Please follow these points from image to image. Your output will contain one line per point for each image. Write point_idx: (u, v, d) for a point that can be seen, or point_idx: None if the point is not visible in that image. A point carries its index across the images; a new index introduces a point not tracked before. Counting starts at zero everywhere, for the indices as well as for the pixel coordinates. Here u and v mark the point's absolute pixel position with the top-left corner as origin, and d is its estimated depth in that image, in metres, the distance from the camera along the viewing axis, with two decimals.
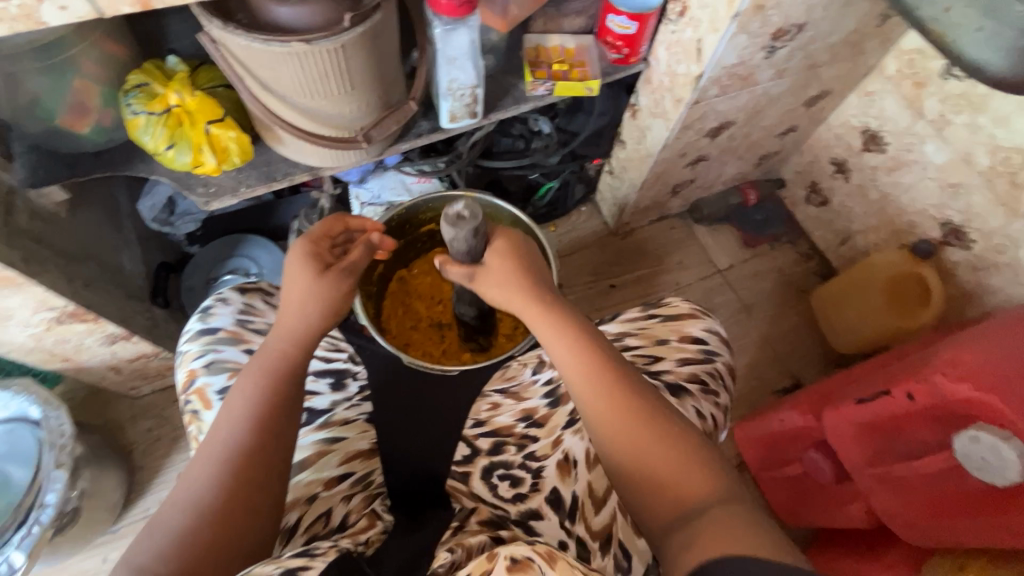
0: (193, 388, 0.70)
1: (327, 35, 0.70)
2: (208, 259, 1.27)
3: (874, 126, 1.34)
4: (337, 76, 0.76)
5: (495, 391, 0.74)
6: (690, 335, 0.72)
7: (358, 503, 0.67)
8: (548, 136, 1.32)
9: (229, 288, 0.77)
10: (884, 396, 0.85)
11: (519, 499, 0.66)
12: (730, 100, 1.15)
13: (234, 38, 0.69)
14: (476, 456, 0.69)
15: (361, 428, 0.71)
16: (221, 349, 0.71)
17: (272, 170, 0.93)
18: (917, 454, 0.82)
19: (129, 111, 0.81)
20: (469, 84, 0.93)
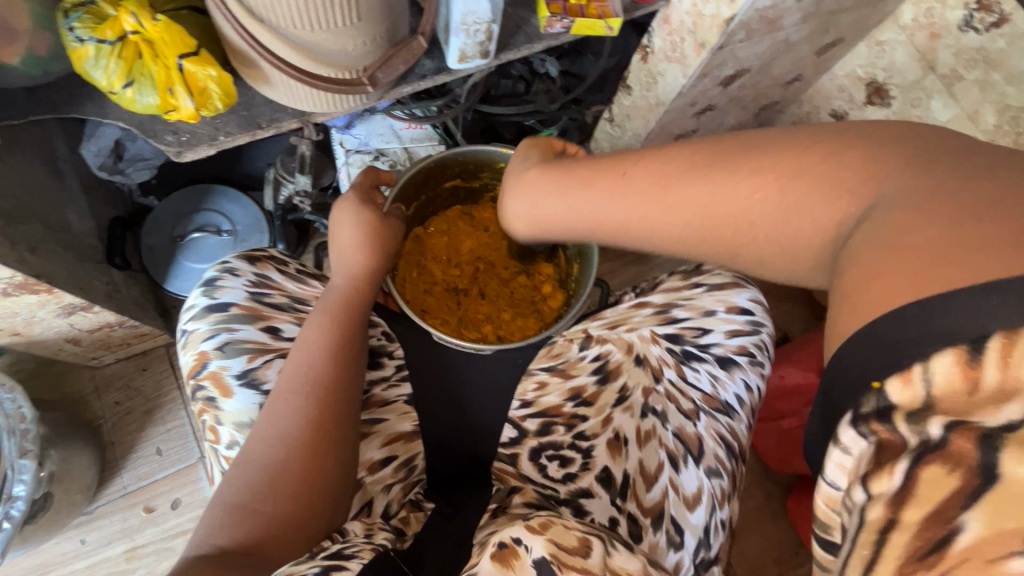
0: (204, 373, 0.61)
1: None
2: (172, 213, 1.12)
3: (881, 79, 1.31)
4: (342, 4, 0.63)
5: (541, 368, 0.73)
6: (736, 306, 0.71)
7: (398, 493, 0.67)
8: (551, 80, 1.21)
9: (236, 257, 0.67)
10: None
11: (570, 479, 0.68)
12: (752, 47, 1.08)
13: None
14: (523, 437, 0.70)
15: (401, 410, 0.69)
16: (236, 328, 0.62)
17: (254, 115, 0.79)
18: None
19: (71, 38, 0.66)
20: (485, 19, 0.81)
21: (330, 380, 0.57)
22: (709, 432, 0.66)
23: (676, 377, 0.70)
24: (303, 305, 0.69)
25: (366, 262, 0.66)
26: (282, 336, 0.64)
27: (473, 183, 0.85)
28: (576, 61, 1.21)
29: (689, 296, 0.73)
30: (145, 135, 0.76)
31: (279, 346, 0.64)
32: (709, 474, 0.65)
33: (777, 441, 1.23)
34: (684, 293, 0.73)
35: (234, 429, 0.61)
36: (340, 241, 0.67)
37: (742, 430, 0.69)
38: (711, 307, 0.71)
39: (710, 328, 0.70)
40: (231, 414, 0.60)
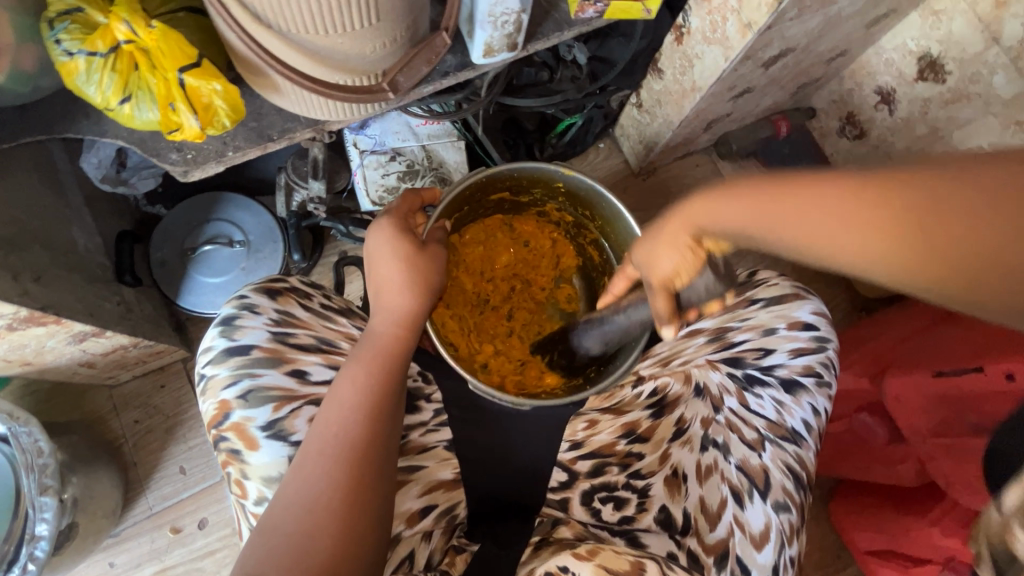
0: (227, 425, 0.56)
1: None
2: (181, 224, 1.06)
3: (936, 52, 1.20)
4: (361, 5, 0.56)
5: (595, 408, 0.69)
6: (800, 321, 0.66)
7: (439, 539, 0.63)
8: (578, 68, 1.13)
9: (255, 291, 0.62)
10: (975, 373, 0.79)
11: (626, 522, 0.64)
12: (801, 24, 0.98)
13: None
14: (574, 480, 0.66)
15: (442, 457, 0.64)
16: (260, 373, 0.57)
17: (263, 126, 0.72)
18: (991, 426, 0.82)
19: (59, 52, 0.59)
20: (515, 10, 0.72)
21: (367, 441, 0.52)
22: (776, 463, 0.60)
23: (737, 406, 0.64)
24: (330, 345, 0.64)
25: (406, 307, 0.60)
26: (310, 380, 0.60)
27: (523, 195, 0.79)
28: (604, 43, 1.12)
29: (749, 316, 0.67)
30: (146, 153, 0.69)
31: (306, 392, 0.59)
32: (778, 508, 0.58)
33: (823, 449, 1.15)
34: (743, 314, 0.68)
35: (262, 484, 0.56)
36: (384, 285, 0.60)
37: (811, 457, 0.62)
38: (772, 325, 0.66)
39: (773, 348, 0.65)
40: (259, 468, 0.56)
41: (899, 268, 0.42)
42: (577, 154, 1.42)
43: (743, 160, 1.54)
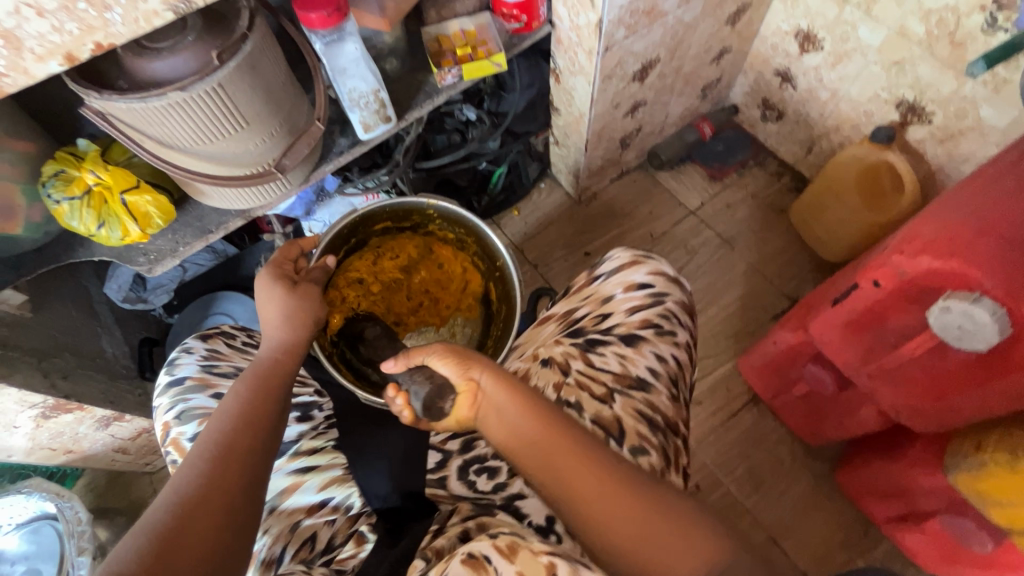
0: (168, 440, 0.71)
1: (199, 77, 0.71)
2: (187, 323, 1.30)
3: (806, 26, 1.29)
4: (227, 116, 0.77)
5: None
6: (634, 282, 0.77)
7: (343, 524, 0.69)
8: (478, 121, 1.31)
9: (192, 338, 0.79)
10: (854, 289, 0.81)
11: (500, 487, 0.70)
12: (643, 38, 1.13)
13: (114, 103, 0.70)
14: (449, 458, 0.73)
15: (331, 454, 0.74)
16: (189, 398, 0.72)
17: (205, 223, 0.95)
18: (904, 340, 0.79)
19: (51, 201, 0.84)
20: (371, 90, 0.93)
21: (241, 440, 0.61)
22: (625, 411, 0.67)
23: (584, 367, 0.71)
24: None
25: (288, 339, 0.72)
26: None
27: (404, 224, 0.94)
28: (500, 100, 1.31)
29: (589, 291, 0.80)
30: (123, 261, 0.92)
31: None
32: (635, 451, 0.64)
33: (803, 413, 1.15)
34: (586, 291, 0.80)
35: None
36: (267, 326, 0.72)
37: (665, 402, 0.69)
38: (609, 294, 0.78)
39: (610, 312, 0.76)
40: None
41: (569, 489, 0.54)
42: (520, 197, 1.58)
43: (679, 166, 1.62)
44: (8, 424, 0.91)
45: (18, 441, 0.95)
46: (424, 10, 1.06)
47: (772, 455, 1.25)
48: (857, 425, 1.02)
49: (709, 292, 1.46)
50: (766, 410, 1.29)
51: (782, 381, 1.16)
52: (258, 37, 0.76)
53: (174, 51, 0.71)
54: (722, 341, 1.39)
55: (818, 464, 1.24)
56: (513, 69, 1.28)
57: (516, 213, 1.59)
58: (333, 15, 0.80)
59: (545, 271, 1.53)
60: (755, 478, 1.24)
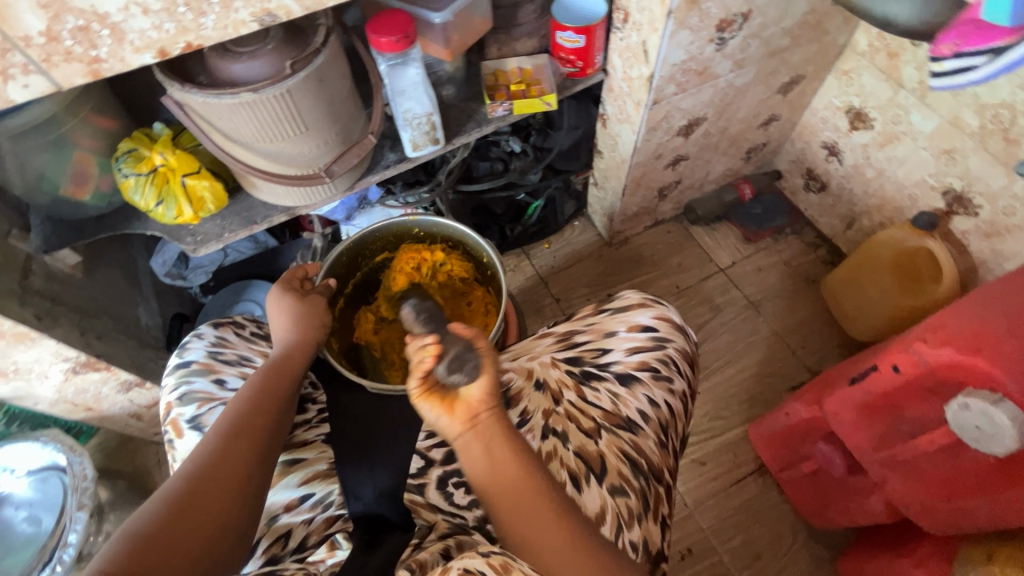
0: (168, 419, 0.73)
1: (271, 83, 0.77)
2: (218, 306, 1.36)
3: (858, 104, 1.30)
4: (290, 120, 0.83)
5: None
6: (638, 324, 0.78)
7: (319, 525, 0.68)
8: (523, 154, 1.34)
9: (204, 325, 0.81)
10: (872, 371, 0.81)
11: (475, 505, 0.67)
12: (693, 97, 1.16)
13: (193, 97, 0.77)
14: (429, 467, 0.69)
15: (319, 449, 0.74)
16: (193, 381, 0.74)
17: (252, 215, 1.01)
18: (919, 432, 0.77)
19: (120, 175, 0.91)
20: (424, 112, 0.98)
21: (251, 423, 0.65)
22: (610, 448, 0.67)
23: (575, 399, 0.71)
24: (250, 361, 0.80)
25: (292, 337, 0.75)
26: (227, 386, 0.75)
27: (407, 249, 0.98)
28: (546, 136, 1.36)
29: (593, 321, 0.81)
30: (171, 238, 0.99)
31: (224, 396, 0.74)
32: (615, 491, 0.64)
33: (810, 492, 1.11)
34: (589, 320, 0.81)
35: None
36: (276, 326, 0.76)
37: (651, 447, 0.69)
38: (612, 329, 0.78)
39: (610, 347, 0.76)
40: (184, 452, 0.72)
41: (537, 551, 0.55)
42: (553, 232, 1.61)
43: (714, 223, 1.63)
44: (39, 373, 0.97)
45: (46, 391, 1.01)
46: (486, 45, 1.12)
47: (769, 530, 1.21)
48: (864, 514, 0.98)
49: (728, 353, 1.44)
50: (771, 483, 1.25)
51: (792, 454, 1.12)
52: (329, 54, 0.82)
53: (254, 56, 0.78)
54: (735, 404, 1.36)
55: (820, 549, 1.18)
56: (562, 109, 1.33)
57: (546, 246, 1.62)
58: (400, 41, 0.85)
59: (566, 307, 1.54)
60: (751, 552, 1.19)
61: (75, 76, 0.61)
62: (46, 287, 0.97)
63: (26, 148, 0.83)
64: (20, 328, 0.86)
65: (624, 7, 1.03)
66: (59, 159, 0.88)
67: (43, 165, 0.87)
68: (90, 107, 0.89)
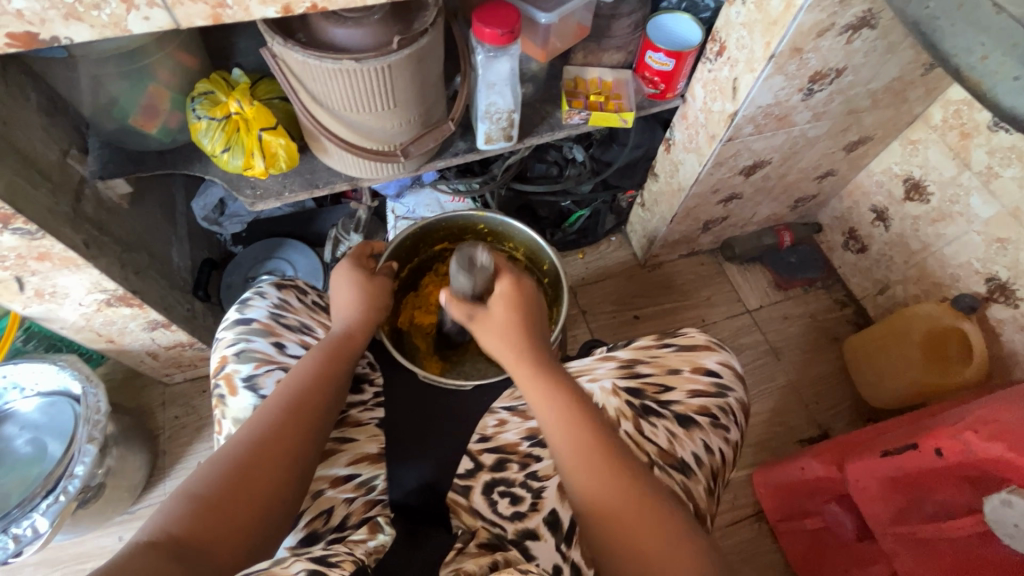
0: (222, 373, 0.74)
1: (375, 55, 0.75)
2: (250, 258, 1.34)
3: (917, 176, 1.30)
4: (382, 94, 0.81)
5: (502, 408, 0.79)
6: (703, 366, 0.77)
7: (360, 506, 0.70)
8: (581, 164, 1.35)
9: (268, 284, 0.81)
10: (912, 449, 0.82)
11: (518, 517, 0.70)
12: (766, 140, 1.16)
13: (294, 54, 0.75)
14: (478, 470, 0.74)
15: (371, 433, 0.76)
16: (252, 339, 0.75)
17: (314, 178, 0.99)
18: (946, 516, 0.78)
19: (193, 116, 0.89)
20: (506, 109, 0.97)
21: (309, 402, 0.65)
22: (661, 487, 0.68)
23: (632, 430, 0.72)
24: (311, 330, 0.81)
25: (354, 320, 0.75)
26: (285, 351, 0.76)
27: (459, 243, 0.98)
28: (605, 149, 1.36)
29: (657, 353, 0.79)
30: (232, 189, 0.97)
31: (281, 360, 0.75)
32: None
33: (807, 546, 1.12)
34: (653, 351, 0.80)
35: (234, 422, 0.72)
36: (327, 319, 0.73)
37: (699, 492, 0.70)
38: (676, 367, 0.78)
39: (672, 386, 0.76)
40: (235, 409, 0.72)
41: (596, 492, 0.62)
42: (589, 243, 1.61)
43: (748, 263, 1.63)
44: (73, 300, 0.94)
45: (71, 317, 0.99)
46: (573, 50, 1.10)
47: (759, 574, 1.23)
48: None
49: None
50: (766, 529, 1.27)
51: (795, 508, 1.14)
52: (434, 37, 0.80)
53: (361, 24, 0.76)
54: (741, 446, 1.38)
55: None
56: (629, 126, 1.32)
57: (580, 256, 1.62)
58: (504, 35, 0.84)
59: (590, 320, 1.54)
60: None
61: (196, 17, 0.60)
62: (95, 213, 0.95)
63: (107, 72, 0.81)
64: (69, 252, 0.84)
65: (721, 40, 1.02)
66: (135, 88, 0.85)
67: (119, 91, 0.84)
68: (175, 42, 0.86)
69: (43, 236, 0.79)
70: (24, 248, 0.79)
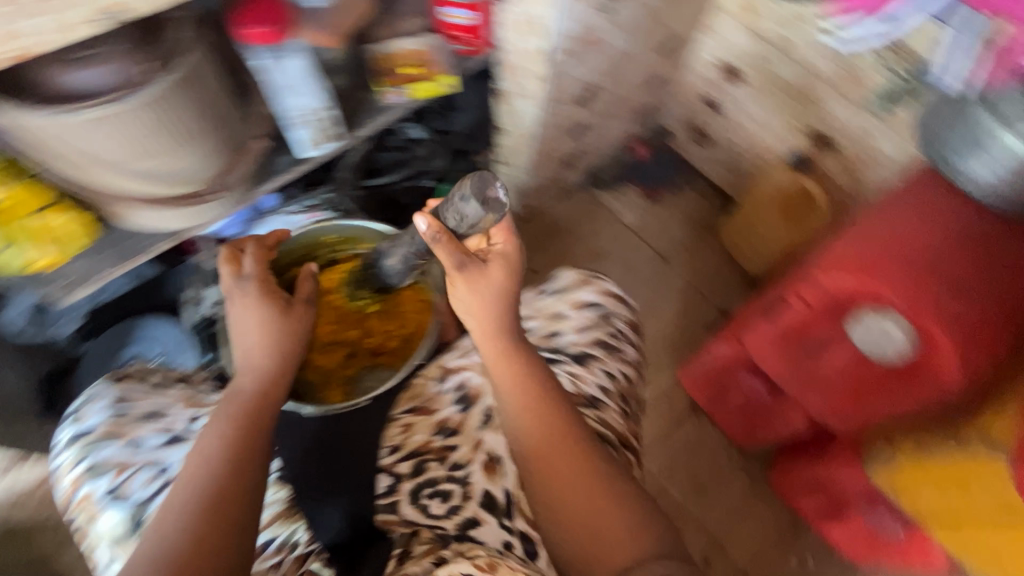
0: (79, 497, 0.72)
1: (136, 90, 0.66)
2: (100, 351, 1.18)
3: (728, 60, 1.39)
4: (163, 130, 0.72)
5: (405, 412, 0.82)
6: (583, 301, 0.83)
7: (290, 565, 0.73)
8: (426, 141, 1.32)
9: (100, 387, 0.78)
10: (783, 305, 0.89)
11: (454, 512, 0.74)
12: (586, 65, 1.18)
13: (33, 115, 0.63)
14: (400, 482, 0.77)
15: (281, 489, 0.78)
16: (99, 452, 0.73)
17: (128, 247, 0.87)
18: (829, 350, 0.87)
19: None
20: (316, 107, 0.89)
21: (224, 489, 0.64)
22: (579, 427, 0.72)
23: None
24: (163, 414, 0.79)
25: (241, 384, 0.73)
26: (140, 449, 0.75)
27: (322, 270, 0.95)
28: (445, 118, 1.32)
29: (540, 305, 0.85)
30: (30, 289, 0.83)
31: (138, 460, 0.74)
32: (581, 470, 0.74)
33: (738, 419, 1.21)
34: (537, 304, 0.85)
35: (106, 542, 0.70)
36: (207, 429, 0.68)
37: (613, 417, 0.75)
38: (558, 310, 0.83)
39: (559, 329, 0.82)
40: (104, 529, 0.70)
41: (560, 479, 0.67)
42: None
43: (617, 185, 1.69)
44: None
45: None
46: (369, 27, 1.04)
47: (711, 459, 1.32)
48: (786, 425, 1.11)
49: (648, 306, 1.53)
50: (703, 417, 1.37)
51: (717, 391, 1.20)
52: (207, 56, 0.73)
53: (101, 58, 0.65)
54: (662, 353, 1.46)
55: (751, 466, 1.33)
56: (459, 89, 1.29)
57: None
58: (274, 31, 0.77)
59: None
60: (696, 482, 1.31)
61: None
62: None
63: None
64: None
65: None
66: None
67: None
68: None
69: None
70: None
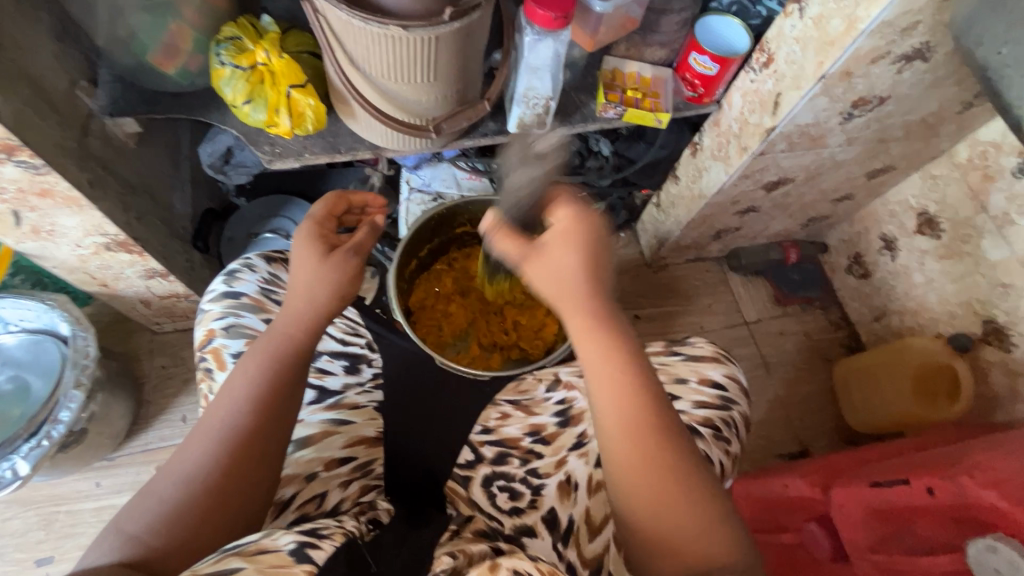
0: (207, 348, 0.61)
1: (424, 24, 0.56)
2: None
3: None
4: (423, 67, 0.62)
5: (506, 400, 0.64)
6: (709, 379, 0.63)
7: (355, 492, 0.58)
8: (798, 353, 1.27)
9: (258, 254, 0.67)
10: (898, 484, 0.68)
11: (515, 514, 0.58)
12: None
13: (672, 100, 0.89)
14: (478, 463, 0.61)
15: (370, 415, 0.62)
16: (242, 315, 0.62)
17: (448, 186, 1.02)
18: (920, 551, 0.64)
19: (622, 109, 0.87)
20: (545, 96, 0.76)
21: (267, 410, 0.53)
22: None
23: None
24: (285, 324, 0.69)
25: (361, 238, 0.62)
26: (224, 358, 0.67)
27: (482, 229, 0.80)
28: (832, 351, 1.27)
29: (664, 360, 0.65)
30: (464, 174, 1.03)
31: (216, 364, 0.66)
32: None
33: None
34: (659, 357, 0.65)
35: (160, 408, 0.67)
36: (303, 255, 0.59)
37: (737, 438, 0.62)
38: (683, 377, 0.63)
39: (677, 395, 0.62)
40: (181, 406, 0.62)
41: (647, 490, 0.49)
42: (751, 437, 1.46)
43: None
44: (70, 239, 0.71)
45: (65, 257, 0.75)
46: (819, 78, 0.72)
47: None
48: None
49: None
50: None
51: None
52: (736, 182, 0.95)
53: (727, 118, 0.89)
54: None
55: None
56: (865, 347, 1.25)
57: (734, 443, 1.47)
58: (559, 19, 0.66)
59: None
60: None
61: (610, 27, 0.81)
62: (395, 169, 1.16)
63: None
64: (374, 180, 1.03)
65: None
66: None
67: None
68: None
69: (50, 173, 0.60)
70: (19, 181, 0.60)
